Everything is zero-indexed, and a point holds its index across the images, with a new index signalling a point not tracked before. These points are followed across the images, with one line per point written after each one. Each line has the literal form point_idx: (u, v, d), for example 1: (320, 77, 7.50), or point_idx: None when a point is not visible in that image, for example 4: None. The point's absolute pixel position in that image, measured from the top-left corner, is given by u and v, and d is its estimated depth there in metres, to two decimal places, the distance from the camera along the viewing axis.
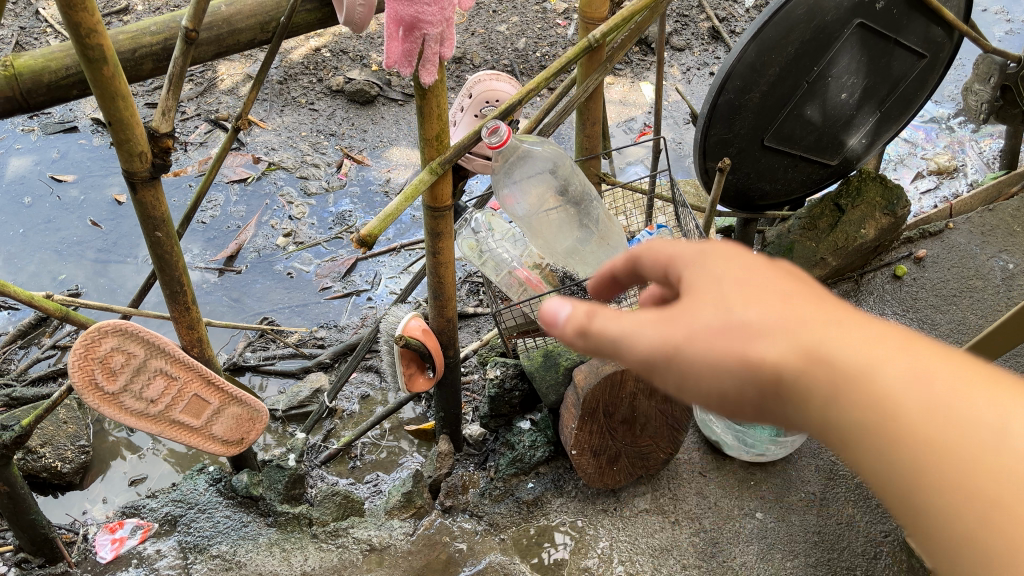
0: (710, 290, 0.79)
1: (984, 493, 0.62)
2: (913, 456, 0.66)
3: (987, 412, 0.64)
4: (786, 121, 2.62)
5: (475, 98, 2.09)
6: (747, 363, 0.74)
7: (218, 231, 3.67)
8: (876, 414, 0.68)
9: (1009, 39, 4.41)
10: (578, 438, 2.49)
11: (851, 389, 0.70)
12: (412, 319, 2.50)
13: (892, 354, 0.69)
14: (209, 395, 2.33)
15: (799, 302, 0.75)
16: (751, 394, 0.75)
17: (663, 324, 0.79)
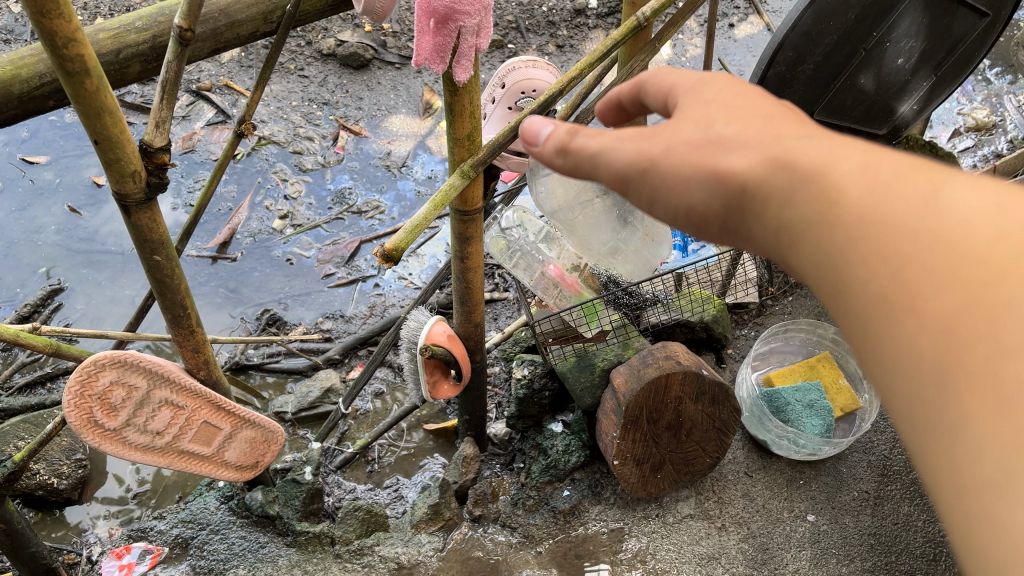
0: (698, 114, 0.98)
1: (913, 244, 0.75)
2: (842, 230, 0.80)
3: (933, 188, 0.78)
4: (839, 92, 2.39)
5: (508, 88, 1.84)
6: (715, 173, 0.92)
7: (209, 214, 3.41)
8: (821, 202, 0.83)
9: None
10: (620, 448, 2.31)
11: (807, 187, 0.85)
12: (436, 325, 2.30)
13: (842, 159, 0.84)
14: (221, 421, 2.10)
15: (774, 124, 0.93)
16: (717, 206, 0.94)
17: (642, 142, 0.99)
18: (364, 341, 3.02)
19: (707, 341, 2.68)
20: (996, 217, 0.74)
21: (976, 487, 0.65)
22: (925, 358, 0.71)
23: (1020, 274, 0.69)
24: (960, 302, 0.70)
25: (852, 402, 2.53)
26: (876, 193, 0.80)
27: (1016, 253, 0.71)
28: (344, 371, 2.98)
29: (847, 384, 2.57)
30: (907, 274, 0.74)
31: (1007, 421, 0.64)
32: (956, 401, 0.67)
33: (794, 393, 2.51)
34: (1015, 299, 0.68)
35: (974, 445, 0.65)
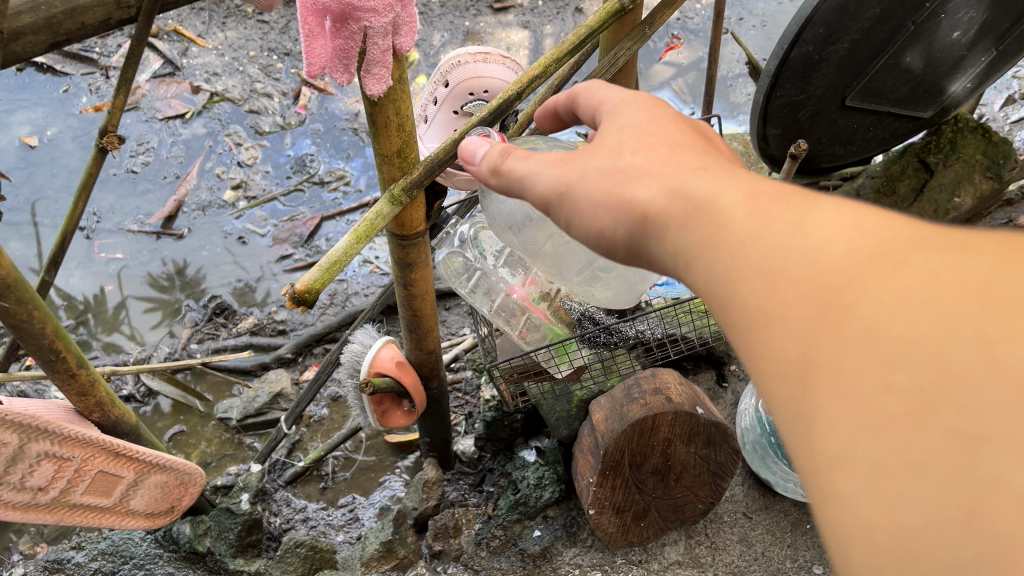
0: (612, 138, 0.90)
1: (782, 255, 0.67)
2: (726, 248, 0.71)
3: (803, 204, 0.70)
4: (878, 74, 1.95)
5: (452, 89, 1.44)
6: (625, 201, 0.83)
7: (154, 182, 3.05)
8: (709, 226, 0.74)
9: None
10: (597, 495, 1.97)
11: (699, 213, 0.76)
12: (384, 349, 1.96)
13: (735, 183, 0.76)
14: (122, 469, 1.78)
15: (680, 148, 0.85)
16: (622, 232, 0.84)
17: (561, 166, 0.92)
18: (319, 337, 2.69)
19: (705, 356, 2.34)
20: (860, 225, 0.66)
21: (850, 510, 0.56)
22: (789, 367, 0.62)
23: (877, 274, 0.61)
24: (818, 311, 0.62)
25: None
26: (758, 213, 0.71)
27: (875, 254, 0.63)
28: (297, 372, 2.65)
29: None
30: (774, 285, 0.66)
31: (865, 421, 0.56)
32: (817, 407, 0.59)
33: None
34: (869, 298, 0.60)
35: (831, 450, 0.57)
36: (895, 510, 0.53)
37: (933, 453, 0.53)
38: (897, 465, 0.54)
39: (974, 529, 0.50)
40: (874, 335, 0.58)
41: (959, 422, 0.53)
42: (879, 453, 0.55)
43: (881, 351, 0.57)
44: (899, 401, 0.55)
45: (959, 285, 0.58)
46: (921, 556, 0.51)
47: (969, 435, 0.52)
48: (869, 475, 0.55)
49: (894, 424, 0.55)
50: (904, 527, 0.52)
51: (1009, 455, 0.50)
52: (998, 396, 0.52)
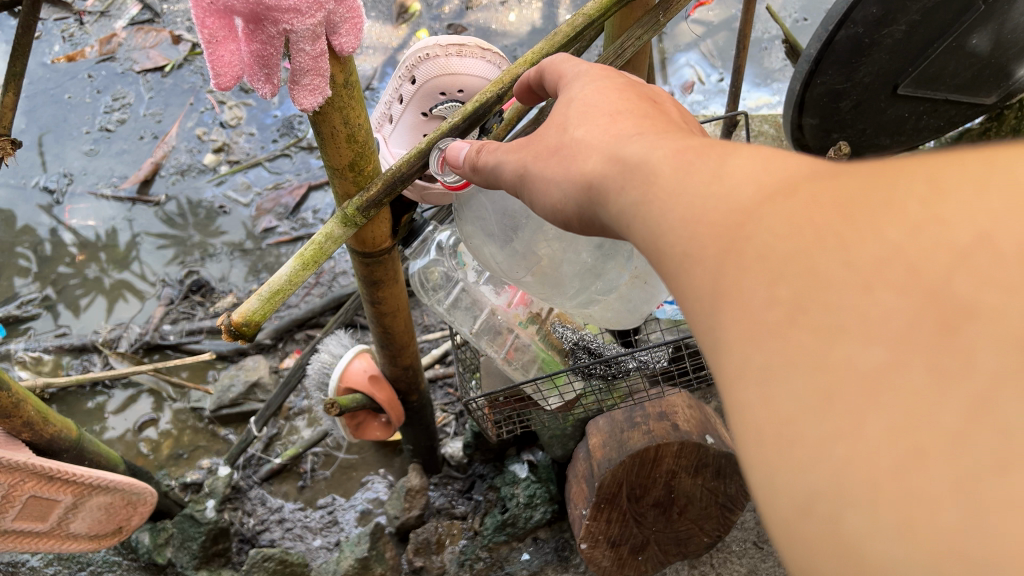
0: (561, 113, 0.82)
1: (691, 197, 0.60)
2: (651, 192, 0.64)
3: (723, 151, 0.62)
4: (939, 58, 1.65)
5: (419, 89, 1.19)
6: (572, 174, 0.75)
7: (129, 142, 2.90)
8: (642, 185, 0.65)
9: None
10: (590, 529, 1.76)
11: (633, 175, 0.67)
12: (355, 360, 1.74)
13: (667, 142, 0.68)
14: (59, 492, 1.60)
15: (626, 113, 0.76)
16: (573, 207, 0.77)
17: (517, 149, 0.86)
18: (301, 322, 2.51)
19: None
20: (775, 163, 0.57)
21: (758, 459, 0.48)
22: (698, 308, 0.55)
23: (777, 194, 0.53)
24: (722, 239, 0.55)
25: None
26: (683, 161, 0.64)
27: (785, 186, 0.54)
28: (276, 359, 2.47)
29: None
30: (685, 219, 0.59)
31: (752, 333, 0.50)
32: (719, 332, 0.53)
33: None
34: (766, 216, 0.53)
35: (729, 365, 0.51)
36: (774, 406, 0.47)
37: (804, 347, 0.47)
38: (782, 367, 0.47)
39: (838, 411, 0.44)
40: (761, 250, 0.51)
41: (836, 314, 0.46)
42: (769, 359, 0.48)
43: (769, 265, 0.51)
44: (779, 311, 0.49)
45: (864, 196, 0.49)
46: (801, 452, 0.45)
47: (835, 315, 0.46)
48: (754, 379, 0.49)
49: (780, 329, 0.48)
50: (780, 422, 0.47)
51: (866, 332, 0.45)
52: (869, 268, 0.46)
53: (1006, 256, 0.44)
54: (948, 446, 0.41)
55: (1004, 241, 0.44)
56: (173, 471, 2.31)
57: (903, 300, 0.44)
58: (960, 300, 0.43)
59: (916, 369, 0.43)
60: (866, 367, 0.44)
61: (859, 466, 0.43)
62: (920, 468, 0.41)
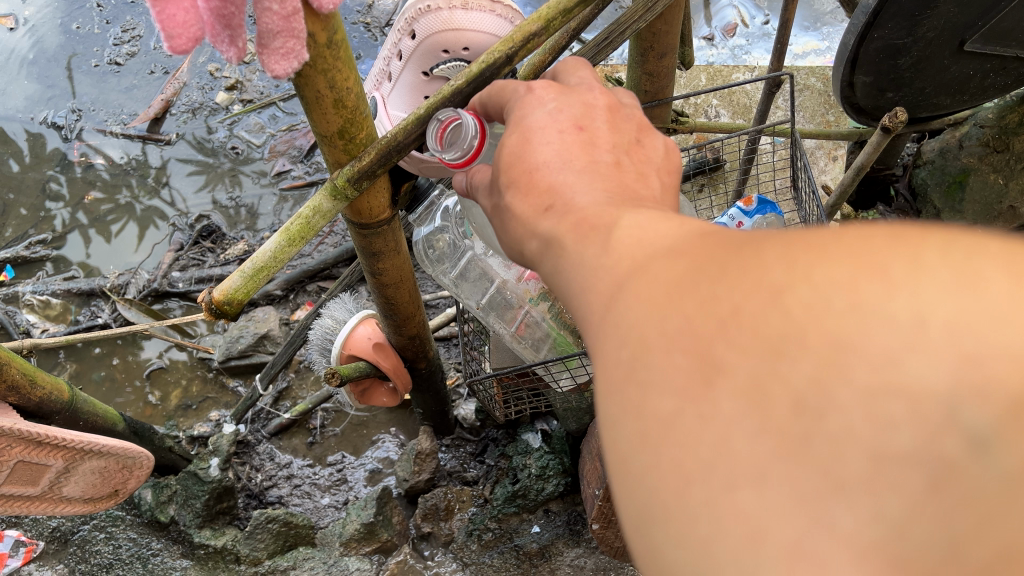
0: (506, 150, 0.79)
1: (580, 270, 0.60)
2: (563, 269, 0.62)
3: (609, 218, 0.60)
4: (1016, 11, 1.45)
5: (420, 46, 1.06)
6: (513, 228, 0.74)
7: (139, 77, 2.81)
8: (552, 251, 0.65)
9: None
10: (603, 510, 1.68)
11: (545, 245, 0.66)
12: (360, 326, 1.65)
13: (572, 201, 0.65)
14: (49, 458, 1.54)
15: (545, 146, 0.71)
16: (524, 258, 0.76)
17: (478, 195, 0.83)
18: (312, 274, 2.41)
19: None
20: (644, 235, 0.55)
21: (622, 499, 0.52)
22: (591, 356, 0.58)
23: (644, 269, 0.53)
24: (601, 308, 0.55)
25: None
26: (587, 228, 0.61)
27: (640, 259, 0.54)
28: (287, 310, 2.39)
29: None
30: (585, 291, 0.58)
31: (604, 386, 0.51)
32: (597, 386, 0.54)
33: None
34: (631, 287, 0.52)
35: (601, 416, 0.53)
36: (616, 450, 0.49)
37: (630, 399, 0.48)
38: (619, 419, 0.49)
39: (646, 456, 0.46)
40: (618, 319, 0.52)
41: (649, 374, 0.47)
42: (613, 414, 0.50)
43: (619, 331, 0.51)
44: (618, 366, 0.50)
45: (693, 272, 0.49)
46: (628, 496, 0.48)
47: (648, 372, 0.47)
48: (610, 426, 0.51)
49: (616, 386, 0.50)
50: (620, 470, 0.49)
51: (668, 389, 0.46)
52: (676, 329, 0.47)
53: (773, 315, 0.43)
54: (712, 486, 0.42)
55: (782, 298, 0.43)
56: (181, 422, 2.26)
57: (692, 361, 0.45)
58: (721, 361, 0.44)
59: (694, 417, 0.44)
60: (660, 416, 0.46)
61: (656, 510, 0.45)
62: (693, 508, 0.43)
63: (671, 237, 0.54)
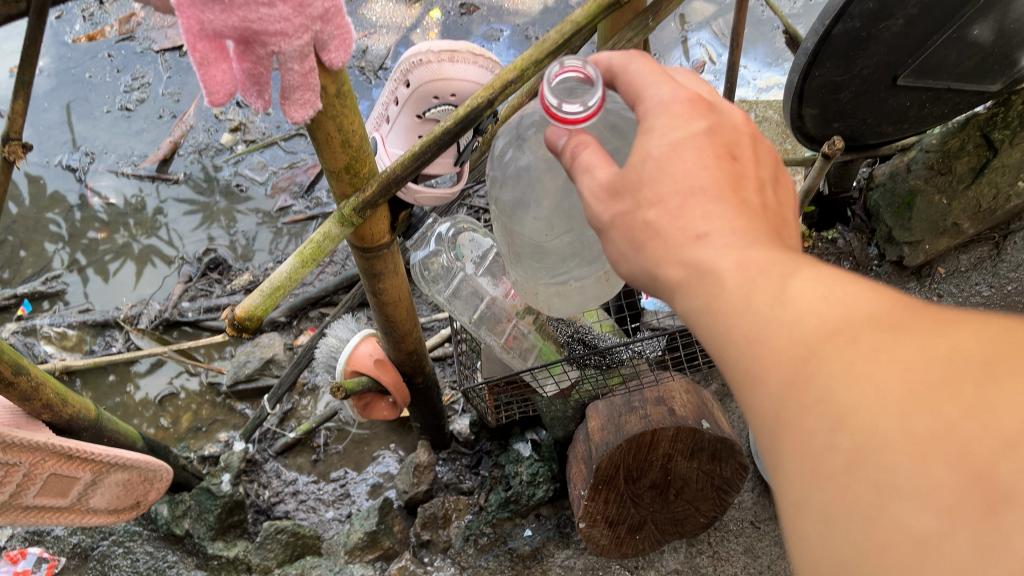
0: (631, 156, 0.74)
1: (755, 325, 0.59)
2: (720, 315, 0.62)
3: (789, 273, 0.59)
4: (939, 48, 1.64)
5: (414, 91, 1.22)
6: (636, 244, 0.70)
7: (148, 121, 2.97)
8: (706, 291, 0.63)
9: None
10: (588, 509, 1.83)
11: (693, 278, 0.64)
12: (362, 344, 1.81)
13: (731, 239, 0.63)
14: (77, 470, 1.68)
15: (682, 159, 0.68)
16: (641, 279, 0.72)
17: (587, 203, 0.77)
18: (314, 302, 2.57)
19: None
20: (838, 304, 0.56)
21: None
22: (760, 425, 0.58)
23: (843, 339, 0.53)
24: (789, 375, 0.55)
25: None
26: (751, 279, 0.60)
27: (842, 329, 0.54)
28: (291, 336, 2.54)
29: None
30: (755, 352, 0.58)
31: (813, 473, 0.52)
32: (781, 463, 0.55)
33: None
34: (831, 359, 0.53)
35: (790, 498, 0.54)
36: (831, 545, 0.50)
37: (860, 498, 0.49)
38: (838, 514, 0.50)
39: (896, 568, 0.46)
40: (835, 399, 0.51)
41: (884, 473, 0.48)
42: (825, 504, 0.51)
43: (830, 413, 0.51)
44: (837, 458, 0.50)
45: (925, 356, 0.50)
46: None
47: (894, 475, 0.47)
48: (821, 519, 0.51)
49: (837, 479, 0.50)
50: (836, 567, 0.49)
51: (920, 500, 0.46)
52: (936, 434, 0.46)
53: None
54: None
55: None
56: (192, 443, 2.39)
57: (952, 474, 0.45)
58: (1006, 489, 0.43)
59: (968, 537, 0.43)
60: (917, 532, 0.45)
61: None
62: None
63: (870, 309, 0.55)
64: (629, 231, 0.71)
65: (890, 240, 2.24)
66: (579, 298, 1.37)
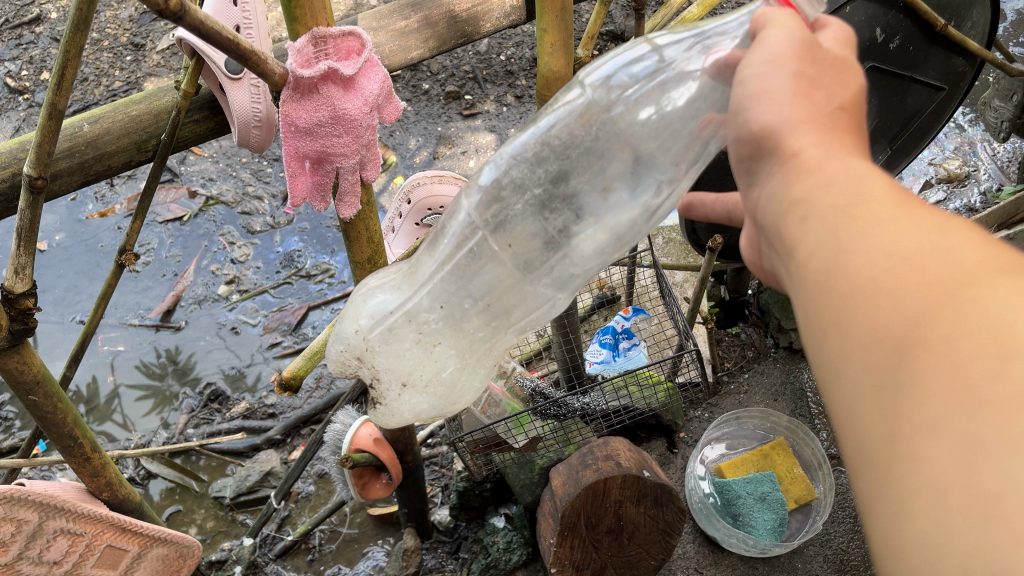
0: (831, 63, 0.82)
1: (901, 245, 0.62)
2: (857, 224, 0.66)
3: (937, 220, 0.64)
4: None
5: (414, 205, 1.75)
6: (792, 107, 0.77)
7: (154, 280, 3.38)
8: (850, 198, 0.68)
9: (1016, 27, 4.06)
10: (558, 555, 2.16)
11: (837, 187, 0.69)
12: (362, 427, 2.20)
13: (872, 173, 0.70)
14: (127, 543, 1.99)
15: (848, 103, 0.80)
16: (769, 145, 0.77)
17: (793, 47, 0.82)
18: (306, 419, 2.93)
19: (662, 428, 2.58)
20: (991, 256, 0.60)
21: (925, 489, 0.54)
22: (885, 334, 0.60)
23: (1011, 279, 0.57)
24: (939, 294, 0.58)
25: (807, 492, 2.37)
26: (906, 209, 0.65)
27: (999, 271, 0.58)
28: (286, 451, 2.87)
29: (803, 472, 2.41)
30: (898, 271, 0.61)
31: (966, 395, 0.53)
32: (911, 376, 0.57)
33: (745, 485, 2.35)
34: (999, 291, 0.56)
35: (917, 417, 0.56)
36: (967, 450, 0.52)
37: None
38: (992, 440, 0.51)
39: None
40: (1006, 329, 0.54)
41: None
42: (975, 425, 0.52)
43: (1000, 340, 0.54)
44: (1008, 387, 0.52)
45: None
46: (998, 522, 0.50)
47: None
48: (956, 429, 0.53)
49: (1000, 403, 0.52)
50: (982, 495, 0.51)
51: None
52: None
53: None
54: None
55: None
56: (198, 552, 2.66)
57: None
58: None
59: None
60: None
61: None
62: None
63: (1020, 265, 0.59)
64: (788, 85, 0.78)
65: (781, 330, 2.77)
66: (461, 368, 1.24)
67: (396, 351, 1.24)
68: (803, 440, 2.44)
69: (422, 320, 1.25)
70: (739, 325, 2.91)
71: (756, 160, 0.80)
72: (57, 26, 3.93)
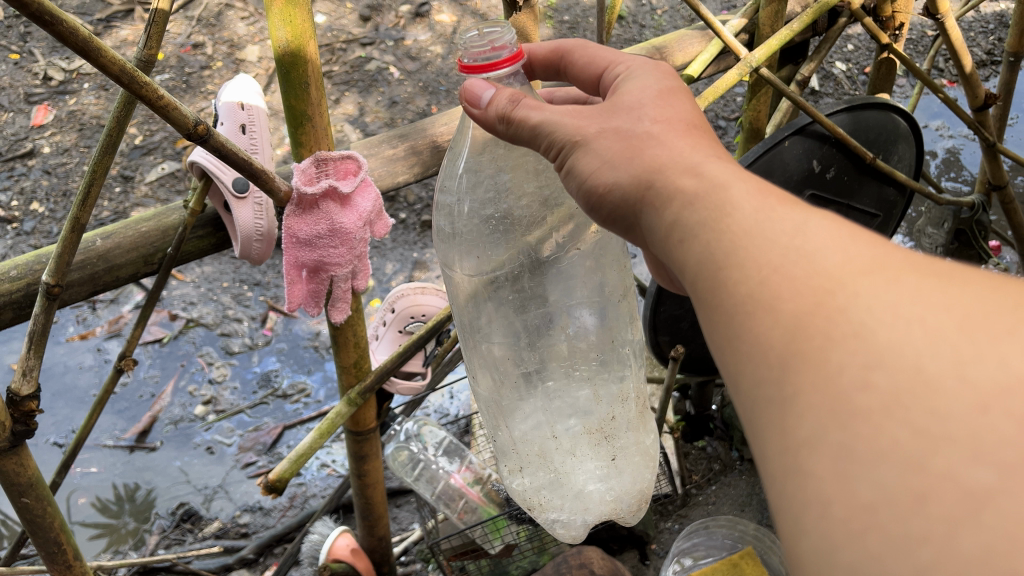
0: (631, 98, 0.94)
1: (764, 264, 0.66)
2: (727, 237, 0.70)
3: (799, 228, 0.67)
4: None
5: (399, 313, 2.18)
6: (624, 153, 0.88)
7: (130, 401, 3.42)
8: (715, 211, 0.73)
9: (949, 164, 4.42)
10: None
11: (705, 203, 0.75)
12: (340, 538, 2.23)
13: (742, 179, 0.76)
14: None
15: (667, 105, 0.92)
16: (616, 195, 0.87)
17: (577, 118, 0.95)
18: (279, 538, 2.94)
19: (634, 540, 2.63)
20: (852, 253, 0.63)
21: (812, 496, 0.57)
22: (765, 346, 0.63)
23: (876, 280, 0.60)
24: (809, 305, 0.61)
25: None
26: (771, 219, 0.69)
27: (862, 269, 0.61)
28: (258, 571, 2.87)
29: None
30: (772, 285, 0.64)
31: (839, 405, 0.57)
32: (794, 389, 0.60)
33: None
34: (863, 296, 0.59)
35: (801, 429, 0.59)
36: (847, 459, 0.55)
37: (897, 440, 0.53)
38: (866, 451, 0.55)
39: (920, 498, 0.52)
40: (868, 333, 0.57)
41: (927, 414, 0.53)
42: (849, 437, 0.56)
43: (864, 350, 0.57)
44: (874, 397, 0.55)
45: (952, 305, 0.57)
46: (876, 532, 0.53)
47: (926, 410, 0.53)
48: (834, 436, 0.57)
49: (868, 413, 0.55)
50: (858, 505, 0.54)
51: (968, 452, 0.51)
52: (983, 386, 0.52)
53: None
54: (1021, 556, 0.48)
55: None
56: None
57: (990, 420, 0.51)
58: None
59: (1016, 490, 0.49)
60: (971, 485, 0.50)
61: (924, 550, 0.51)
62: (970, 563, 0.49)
63: (880, 255, 0.62)
64: (597, 154, 0.91)
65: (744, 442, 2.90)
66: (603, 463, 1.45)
67: (547, 485, 1.46)
68: (770, 549, 2.48)
69: (531, 459, 1.46)
70: (705, 438, 3.01)
71: (606, 213, 0.91)
72: (50, 159, 4.13)
